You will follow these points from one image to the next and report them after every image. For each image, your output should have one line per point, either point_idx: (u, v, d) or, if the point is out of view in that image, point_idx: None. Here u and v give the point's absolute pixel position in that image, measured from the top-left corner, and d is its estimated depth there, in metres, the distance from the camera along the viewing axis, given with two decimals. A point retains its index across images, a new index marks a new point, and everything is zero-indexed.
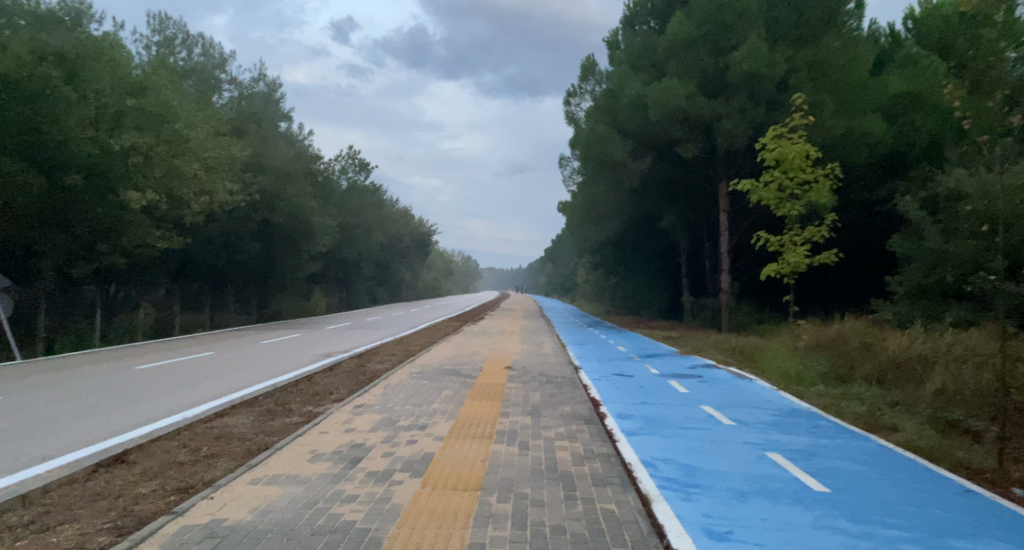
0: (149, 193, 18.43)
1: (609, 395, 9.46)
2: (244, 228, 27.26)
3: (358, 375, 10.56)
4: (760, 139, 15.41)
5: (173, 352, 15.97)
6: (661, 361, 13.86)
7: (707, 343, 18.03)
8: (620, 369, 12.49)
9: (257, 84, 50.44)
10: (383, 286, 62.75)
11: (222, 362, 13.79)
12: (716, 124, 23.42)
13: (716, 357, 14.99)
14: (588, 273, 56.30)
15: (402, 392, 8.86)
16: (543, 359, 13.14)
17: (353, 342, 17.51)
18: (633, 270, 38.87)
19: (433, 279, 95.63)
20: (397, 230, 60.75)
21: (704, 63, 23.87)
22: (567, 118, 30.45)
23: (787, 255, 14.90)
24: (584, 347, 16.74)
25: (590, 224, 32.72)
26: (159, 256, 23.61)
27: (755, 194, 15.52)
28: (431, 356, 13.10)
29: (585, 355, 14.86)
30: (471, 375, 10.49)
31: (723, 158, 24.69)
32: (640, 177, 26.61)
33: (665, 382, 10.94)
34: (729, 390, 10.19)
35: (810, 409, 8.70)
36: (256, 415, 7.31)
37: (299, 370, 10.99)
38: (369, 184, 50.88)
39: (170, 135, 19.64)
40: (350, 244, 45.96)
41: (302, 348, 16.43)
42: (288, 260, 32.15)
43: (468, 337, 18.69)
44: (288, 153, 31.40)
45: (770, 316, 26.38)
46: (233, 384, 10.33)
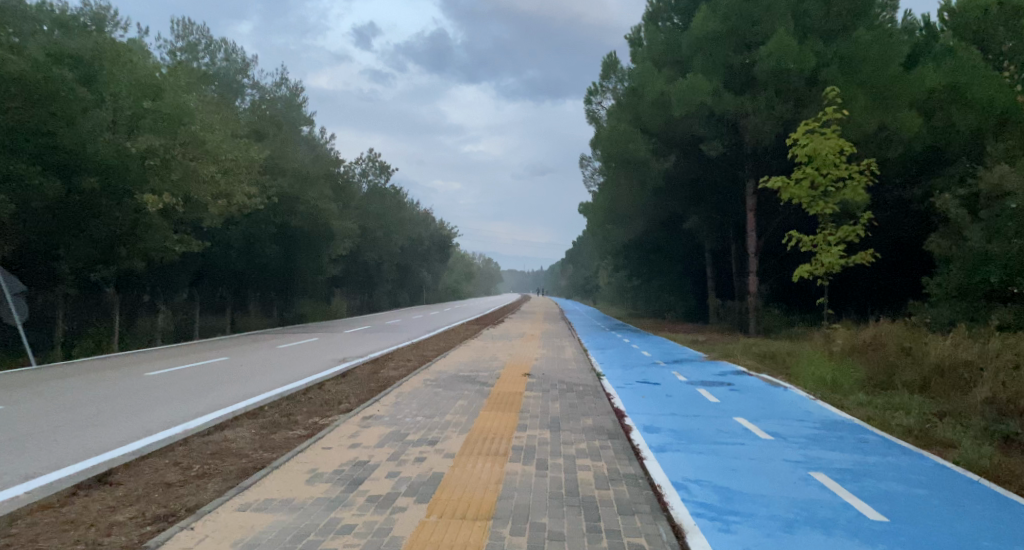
0: (166, 197, 18.25)
1: (634, 405, 8.89)
2: (263, 231, 27.11)
3: (370, 383, 10.12)
4: (790, 134, 14.66)
5: (188, 357, 15.72)
6: (688, 368, 13.26)
7: (736, 348, 17.30)
8: (645, 376, 11.91)
9: (279, 88, 50.53)
10: (405, 289, 62.59)
11: (236, 367, 13.46)
12: (742, 121, 22.69)
13: (746, 363, 14.30)
14: (611, 275, 55.52)
15: (415, 402, 8.39)
16: (564, 365, 12.60)
17: (371, 347, 17.13)
18: (656, 272, 38.10)
19: (454, 282, 95.47)
20: (418, 233, 60.55)
21: (729, 59, 23.16)
22: (589, 116, 29.87)
23: (821, 255, 14.16)
24: (608, 352, 16.16)
25: (613, 225, 32.09)
26: (178, 260, 23.51)
27: (786, 193, 14.68)
28: (448, 361, 12.63)
29: (609, 360, 14.29)
30: (488, 383, 10.00)
31: (750, 156, 23.92)
32: (664, 176, 25.93)
33: (694, 391, 10.34)
34: (763, 400, 9.56)
35: (853, 421, 8.04)
36: (257, 428, 6.89)
37: (311, 377, 10.59)
38: (390, 187, 50.70)
39: (187, 137, 19.45)
40: (371, 247, 45.81)
41: (318, 353, 16.07)
42: (308, 264, 31.99)
43: (487, 341, 18.22)
44: (308, 156, 31.23)
45: (800, 319, 25.51)
46: (242, 391, 9.94)
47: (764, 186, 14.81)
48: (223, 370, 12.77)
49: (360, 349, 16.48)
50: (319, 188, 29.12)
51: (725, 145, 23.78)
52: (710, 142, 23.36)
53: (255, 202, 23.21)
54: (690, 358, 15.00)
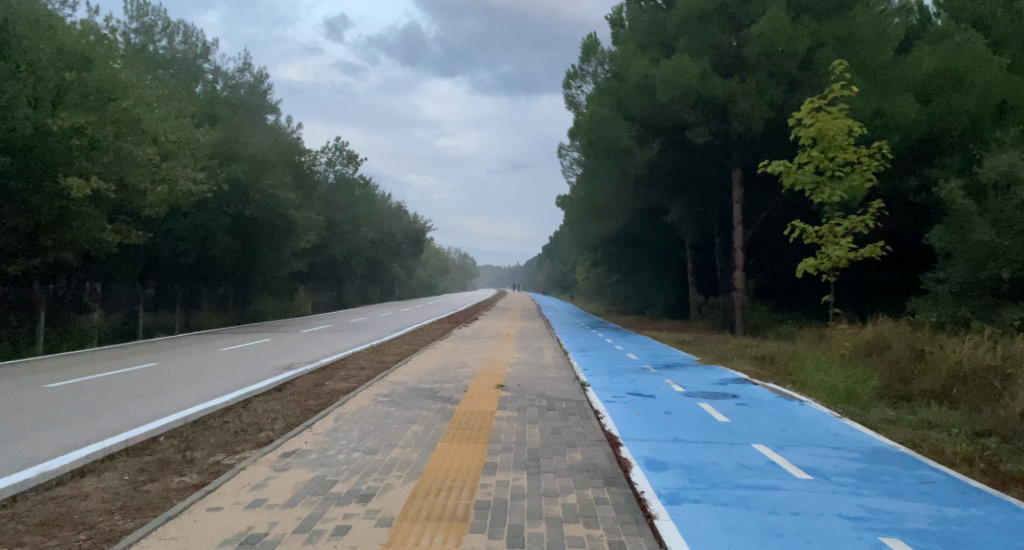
0: (94, 180, 16.14)
1: (629, 427, 7.26)
2: (216, 222, 25.04)
3: (310, 399, 8.40)
4: (792, 113, 13.11)
5: (115, 361, 13.75)
6: (682, 374, 11.72)
7: (728, 349, 15.88)
8: (635, 385, 10.38)
9: (243, 73, 48.06)
10: (376, 285, 60.58)
11: (163, 375, 11.54)
12: (731, 106, 21.29)
13: (744, 368, 12.85)
14: (587, 270, 54.07)
15: (357, 429, 6.68)
16: (542, 373, 10.98)
17: (328, 349, 15.38)
18: (635, 267, 36.73)
19: (428, 277, 93.51)
20: (389, 226, 58.49)
21: (717, 39, 21.70)
22: (568, 102, 28.25)
23: (827, 248, 12.71)
24: (591, 355, 14.60)
25: (592, 218, 30.58)
26: (117, 253, 21.39)
27: (788, 179, 13.18)
28: (408, 369, 10.91)
29: (593, 366, 12.74)
30: (452, 398, 8.31)
31: (738, 144, 22.54)
32: (647, 165, 24.45)
33: (696, 405, 8.77)
34: (780, 417, 8.00)
35: (898, 449, 6.50)
36: (133, 471, 5.11)
37: (241, 391, 8.82)
38: (359, 178, 48.50)
39: (118, 115, 17.19)
40: (339, 240, 43.82)
41: (265, 357, 14.25)
42: (267, 257, 29.98)
43: (456, 342, 16.51)
44: (266, 142, 29.07)
45: (789, 316, 24.26)
46: (153, 409, 8.12)
47: (764, 171, 13.28)
48: (145, 380, 10.92)
49: (315, 352, 14.72)
50: (278, 175, 27.04)
51: (712, 132, 22.38)
52: (698, 129, 21.89)
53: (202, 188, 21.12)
54: (683, 362, 13.51)
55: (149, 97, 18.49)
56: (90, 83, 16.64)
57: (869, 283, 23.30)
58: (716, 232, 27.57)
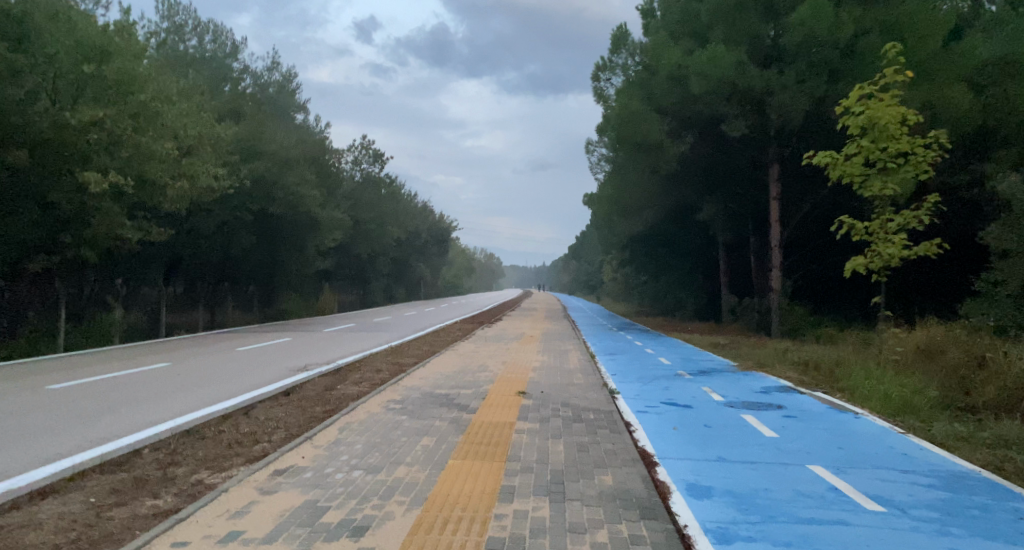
0: (110, 175, 15.73)
1: (666, 444, 6.48)
2: (239, 220, 24.77)
3: (318, 405, 7.81)
4: (841, 101, 12.17)
5: (128, 361, 13.36)
6: (720, 381, 10.87)
7: (766, 354, 14.95)
8: (669, 393, 9.59)
9: (271, 72, 48.10)
10: (401, 284, 60.36)
11: (173, 376, 11.07)
12: (768, 98, 20.29)
13: (786, 374, 11.94)
14: (615, 270, 53.06)
15: (361, 441, 6.02)
16: (568, 378, 10.27)
17: (345, 350, 14.80)
18: (665, 267, 35.72)
19: (454, 277, 93.24)
20: (415, 225, 58.15)
21: (755, 28, 20.72)
22: (597, 95, 27.40)
23: (878, 245, 11.75)
24: (620, 360, 13.80)
25: (621, 217, 29.73)
26: (139, 250, 21.19)
27: (835, 171, 12.23)
28: (426, 373, 10.28)
29: (622, 371, 11.94)
30: (469, 407, 7.62)
31: (776, 137, 21.48)
32: (679, 160, 23.53)
33: (738, 417, 7.95)
34: (835, 431, 7.14)
35: (981, 475, 5.62)
36: (102, 493, 4.51)
37: (245, 396, 8.24)
38: (385, 177, 48.19)
39: (136, 108, 16.54)
40: (364, 239, 43.56)
41: (281, 358, 13.73)
42: (290, 256, 29.72)
43: (479, 343, 15.87)
44: (291, 138, 28.78)
45: (829, 319, 23.14)
46: (150, 413, 7.58)
47: (808, 163, 12.35)
48: (153, 381, 10.42)
49: (332, 353, 14.18)
50: (302, 173, 26.69)
51: (749, 125, 21.37)
52: (734, 122, 20.90)
53: (224, 185, 20.75)
54: (719, 367, 12.63)
55: (170, 91, 18.05)
56: (107, 75, 16.08)
57: (924, 283, 21.88)
58: (751, 230, 26.51)
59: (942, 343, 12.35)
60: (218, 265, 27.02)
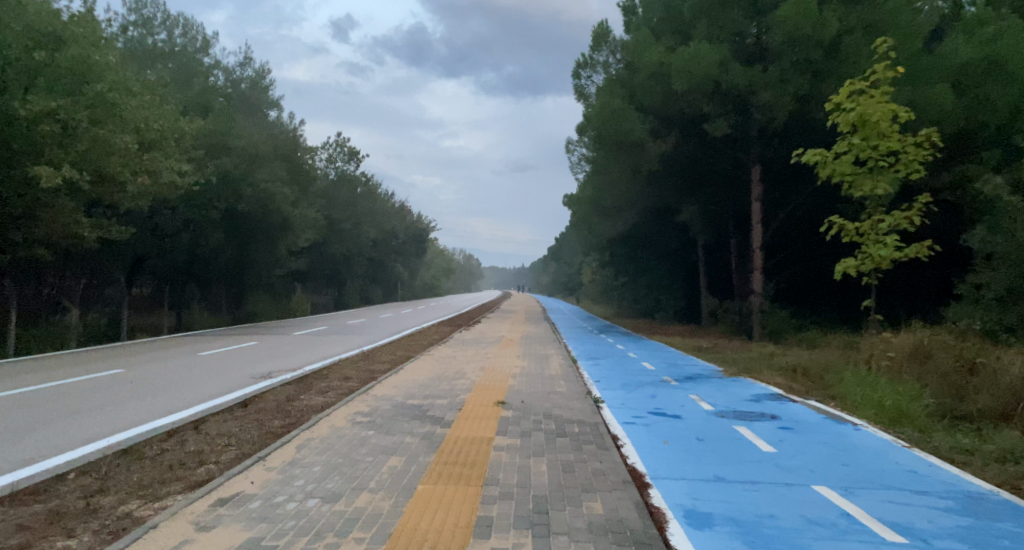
0: (65, 169, 14.85)
1: (658, 462, 5.94)
2: (207, 218, 23.87)
3: (279, 417, 7.17)
4: (830, 97, 11.78)
5: (80, 367, 12.52)
6: (707, 388, 10.40)
7: (751, 359, 14.56)
8: (656, 402, 9.08)
9: (243, 67, 46.98)
10: (378, 285, 59.48)
11: (126, 383, 10.31)
12: (751, 97, 19.99)
13: (773, 380, 11.53)
14: (593, 271, 52.74)
15: (321, 462, 5.38)
16: (549, 385, 9.74)
17: (316, 355, 14.10)
18: (644, 268, 35.42)
19: (432, 277, 92.46)
20: (392, 225, 57.32)
21: (737, 25, 20.41)
22: (577, 93, 26.94)
23: (868, 246, 11.39)
24: (602, 365, 13.30)
25: (601, 217, 29.33)
26: (100, 249, 20.23)
27: (825, 170, 11.86)
28: (398, 380, 9.68)
29: (605, 377, 11.42)
30: (443, 419, 7.05)
31: (758, 138, 21.19)
32: (660, 160, 23.16)
33: (732, 429, 7.45)
34: (835, 445, 6.67)
35: (1000, 496, 5.17)
36: (8, 531, 3.86)
37: (199, 407, 7.55)
38: (361, 176, 47.29)
39: (93, 98, 15.66)
40: (339, 239, 42.71)
41: (245, 363, 12.99)
42: (261, 255, 28.84)
43: (456, 347, 15.28)
44: (262, 134, 27.87)
45: (810, 322, 22.95)
46: (91, 426, 6.88)
47: (797, 161, 11.97)
48: (103, 390, 9.65)
49: (301, 358, 13.47)
50: (272, 170, 25.83)
51: (731, 125, 21.04)
52: (716, 121, 20.55)
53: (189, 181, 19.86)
54: (706, 373, 12.18)
55: (129, 81, 17.17)
56: (61, 63, 15.18)
57: (911, 286, 21.58)
58: (732, 232, 26.24)
59: (932, 348, 12.04)
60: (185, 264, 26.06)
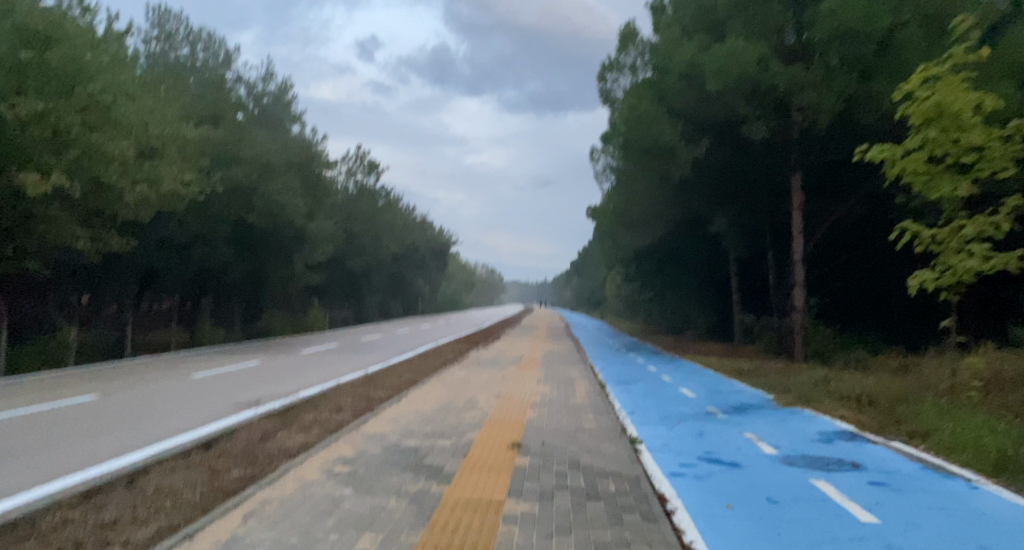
0: (53, 175, 13.72)
1: (726, 544, 4.43)
2: (216, 231, 22.88)
3: (242, 466, 5.79)
4: (900, 84, 10.11)
5: (59, 391, 11.34)
6: (762, 423, 8.81)
7: (803, 384, 12.91)
8: (705, 442, 7.54)
9: (265, 80, 46.51)
10: (399, 300, 58.48)
11: (94, 412, 9.05)
12: (794, 96, 18.42)
13: (836, 411, 9.92)
14: (619, 286, 50.96)
15: (267, 543, 3.97)
16: (576, 419, 8.25)
17: (317, 378, 12.79)
18: (672, 283, 33.74)
19: (454, 292, 91.40)
20: (413, 239, 56.28)
21: (778, 20, 18.88)
22: (604, 96, 25.64)
23: (949, 257, 9.71)
24: (635, 392, 11.76)
25: (629, 229, 27.77)
26: (100, 262, 19.27)
27: (894, 168, 10.30)
28: (398, 413, 8.26)
29: (640, 408, 9.90)
30: (444, 473, 5.59)
31: (800, 142, 19.59)
32: (693, 166, 21.66)
33: (808, 484, 5.88)
34: (955, 513, 5.07)
35: None
36: None
37: (152, 451, 6.22)
38: (380, 189, 46.23)
39: (86, 101, 14.58)
40: (358, 253, 41.76)
41: (238, 388, 11.72)
42: (275, 269, 27.80)
43: (471, 368, 13.85)
44: (275, 144, 26.84)
45: (857, 341, 21.09)
46: (14, 475, 5.58)
47: (861, 159, 10.31)
48: (65, 420, 8.40)
49: (300, 382, 12.17)
50: (284, 180, 24.77)
51: (770, 128, 19.48)
52: (755, 124, 19.01)
53: (192, 190, 18.85)
54: (756, 403, 10.60)
55: (128, 84, 16.17)
56: (51, 63, 14.11)
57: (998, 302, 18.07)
58: (769, 244, 24.55)
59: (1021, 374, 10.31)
60: (195, 277, 25.14)
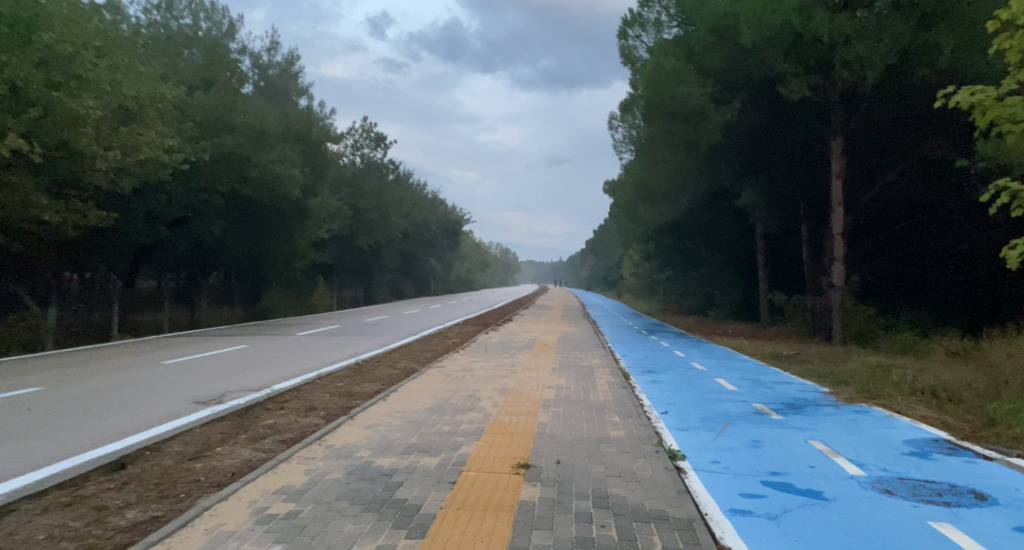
0: (9, 138, 12.17)
1: None
2: (209, 204, 21.45)
3: (149, 499, 4.26)
4: (998, 10, 8.14)
5: (10, 378, 9.97)
6: (829, 427, 7.16)
7: (858, 373, 11.23)
8: (766, 457, 5.90)
9: (270, 52, 44.73)
10: (410, 279, 57.01)
11: (27, 408, 7.62)
12: (839, 49, 16.42)
13: (912, 408, 8.22)
14: (637, 263, 49.05)
15: None
16: (600, 424, 6.67)
17: (303, 365, 11.33)
18: (694, 260, 31.93)
19: (467, 271, 89.77)
20: (423, 217, 54.72)
21: None
22: (625, 55, 23.72)
23: None
24: (664, 384, 10.16)
25: (650, 202, 25.97)
26: (81, 236, 17.92)
27: (986, 118, 8.30)
28: (379, 416, 6.72)
29: (675, 405, 8.31)
30: (419, 516, 4.01)
31: (842, 102, 17.65)
32: (723, 131, 19.79)
33: (927, 528, 4.23)
34: None
35: None
36: None
37: (40, 474, 4.70)
38: (389, 164, 44.57)
39: (45, 54, 12.95)
40: (366, 231, 40.33)
41: (211, 377, 10.27)
42: (275, 246, 26.40)
43: (477, 355, 12.31)
44: (273, 113, 25.21)
45: (903, 323, 19.25)
46: None
47: (944, 105, 8.37)
48: None
49: (282, 371, 10.69)
50: (281, 151, 23.19)
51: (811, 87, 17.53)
52: (794, 81, 17.06)
53: (176, 158, 17.32)
54: (812, 399, 8.91)
55: (96, 38, 14.56)
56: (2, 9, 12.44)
57: None
58: (802, 218, 22.65)
59: None
60: (191, 252, 23.89)
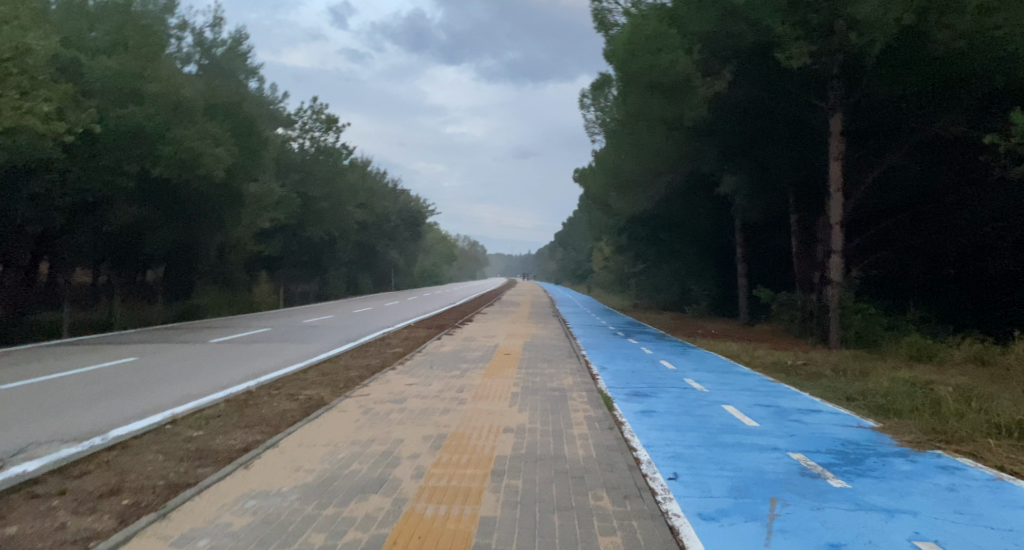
0: None
1: None
2: (115, 186, 18.35)
3: None
4: None
5: None
6: (927, 503, 4.69)
7: (898, 396, 8.85)
8: None
9: (214, 28, 41.19)
10: (369, 274, 54.01)
11: None
12: (847, 8, 14.12)
13: (1012, 457, 5.80)
14: (608, 257, 46.81)
15: None
16: (581, 521, 4.11)
17: (181, 392, 8.49)
18: (668, 253, 29.71)
19: (431, 264, 86.74)
20: (382, 207, 51.78)
21: None
22: (598, 21, 21.18)
23: None
24: (659, 414, 7.73)
25: (625, 188, 23.64)
26: None
27: None
28: (211, 513, 4.05)
29: (687, 460, 5.82)
30: None
31: (844, 72, 15.44)
32: (710, 105, 17.53)
33: None
34: None
35: None
36: None
37: None
38: (342, 149, 41.50)
39: None
40: (317, 221, 37.20)
41: (51, 410, 7.47)
42: (203, 235, 23.33)
43: (416, 373, 9.67)
44: (196, 84, 22.09)
45: (908, 323, 17.27)
46: None
47: None
48: None
49: (144, 402, 7.85)
50: (203, 126, 20.14)
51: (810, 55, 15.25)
52: (793, 46, 14.70)
53: (58, 127, 14.27)
54: (864, 440, 6.47)
55: None
56: None
57: None
58: (793, 206, 20.48)
59: None
60: (101, 241, 20.66)
